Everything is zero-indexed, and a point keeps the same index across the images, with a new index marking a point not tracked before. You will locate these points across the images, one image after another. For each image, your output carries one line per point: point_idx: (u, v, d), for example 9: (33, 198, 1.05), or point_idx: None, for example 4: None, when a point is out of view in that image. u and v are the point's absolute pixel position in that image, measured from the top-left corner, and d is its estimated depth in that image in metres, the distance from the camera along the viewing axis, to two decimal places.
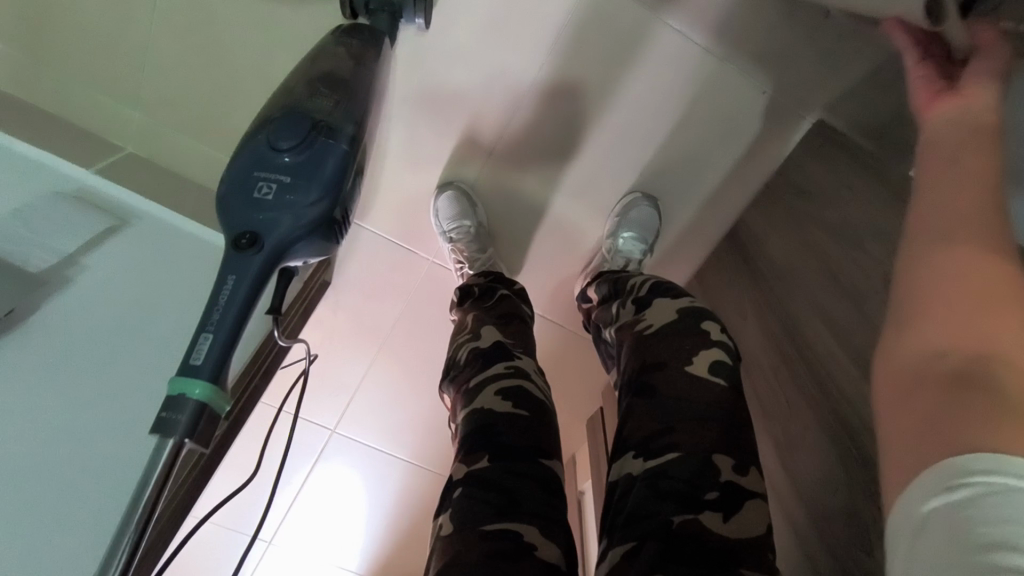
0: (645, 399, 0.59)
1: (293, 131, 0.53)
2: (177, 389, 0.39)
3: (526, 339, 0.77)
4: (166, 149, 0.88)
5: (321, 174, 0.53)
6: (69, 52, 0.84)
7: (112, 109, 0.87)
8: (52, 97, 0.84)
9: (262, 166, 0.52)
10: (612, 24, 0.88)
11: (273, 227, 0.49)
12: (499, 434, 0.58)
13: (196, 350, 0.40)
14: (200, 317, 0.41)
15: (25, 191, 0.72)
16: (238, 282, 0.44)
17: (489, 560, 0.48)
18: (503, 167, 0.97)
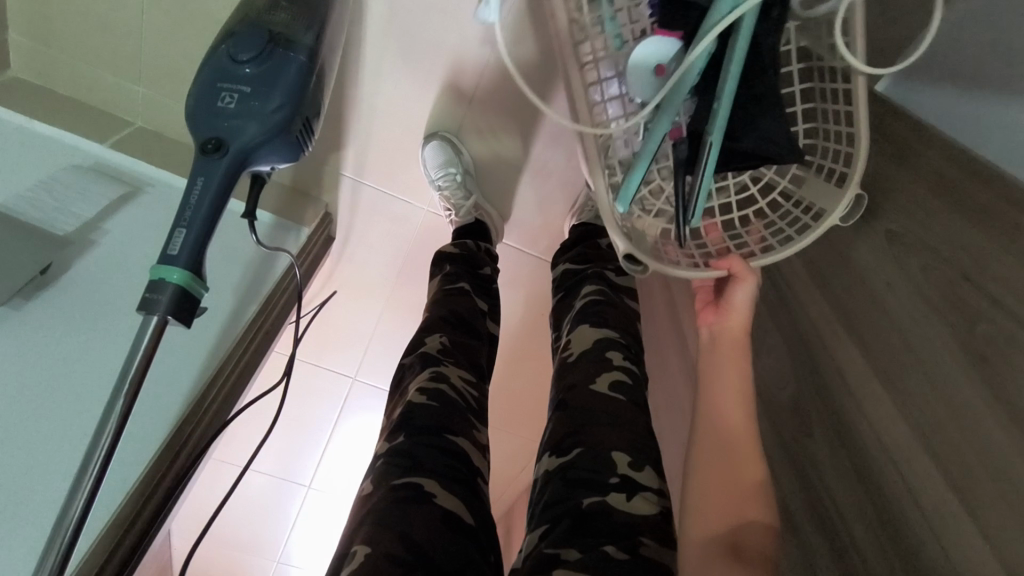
0: (562, 411, 0.69)
1: (250, 45, 0.58)
2: (156, 278, 0.47)
3: (470, 335, 0.80)
4: (168, 119, 0.95)
5: (280, 84, 0.58)
6: (64, 32, 0.89)
7: (112, 85, 0.93)
8: (66, 82, 0.92)
9: (224, 80, 0.57)
10: None
11: (239, 131, 0.55)
12: (412, 416, 0.65)
13: (172, 243, 0.48)
14: (173, 216, 0.49)
15: (52, 165, 0.80)
16: (207, 180, 0.52)
17: (393, 503, 0.56)
18: (486, 110, 1.01)
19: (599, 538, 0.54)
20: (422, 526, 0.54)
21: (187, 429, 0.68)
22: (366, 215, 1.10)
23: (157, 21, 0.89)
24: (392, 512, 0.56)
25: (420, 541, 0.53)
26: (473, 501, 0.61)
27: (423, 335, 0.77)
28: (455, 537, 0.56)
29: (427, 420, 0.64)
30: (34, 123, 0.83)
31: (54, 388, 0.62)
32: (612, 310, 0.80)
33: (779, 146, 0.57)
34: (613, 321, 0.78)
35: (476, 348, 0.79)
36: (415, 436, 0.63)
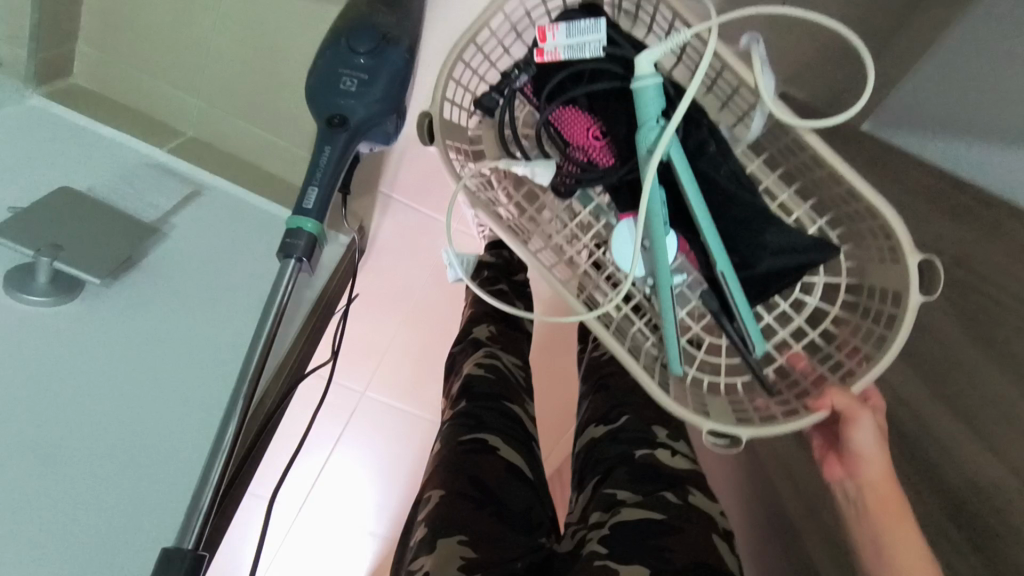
0: (603, 391, 0.72)
1: (365, 38, 0.62)
2: (294, 225, 0.52)
3: (513, 328, 0.86)
4: (220, 130, 1.01)
5: (393, 77, 0.63)
6: (132, 45, 0.96)
7: (170, 96, 0.99)
8: (128, 91, 0.98)
9: (343, 64, 0.61)
10: None
11: (358, 113, 0.60)
12: (472, 387, 0.69)
13: (306, 197, 0.53)
14: (308, 174, 0.54)
15: (121, 164, 0.85)
16: (332, 151, 0.57)
17: (463, 452, 0.60)
18: None
19: (654, 485, 0.56)
20: (492, 472, 0.58)
21: (259, 411, 0.70)
22: (397, 229, 1.17)
23: (226, 38, 0.97)
24: (463, 459, 0.59)
25: (491, 485, 0.57)
26: (531, 462, 0.65)
27: (471, 326, 0.83)
28: (520, 486, 0.60)
29: (488, 389, 0.69)
30: (98, 126, 0.89)
31: (139, 362, 0.66)
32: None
33: (801, 249, 0.67)
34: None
35: (518, 337, 0.85)
36: (477, 400, 0.67)
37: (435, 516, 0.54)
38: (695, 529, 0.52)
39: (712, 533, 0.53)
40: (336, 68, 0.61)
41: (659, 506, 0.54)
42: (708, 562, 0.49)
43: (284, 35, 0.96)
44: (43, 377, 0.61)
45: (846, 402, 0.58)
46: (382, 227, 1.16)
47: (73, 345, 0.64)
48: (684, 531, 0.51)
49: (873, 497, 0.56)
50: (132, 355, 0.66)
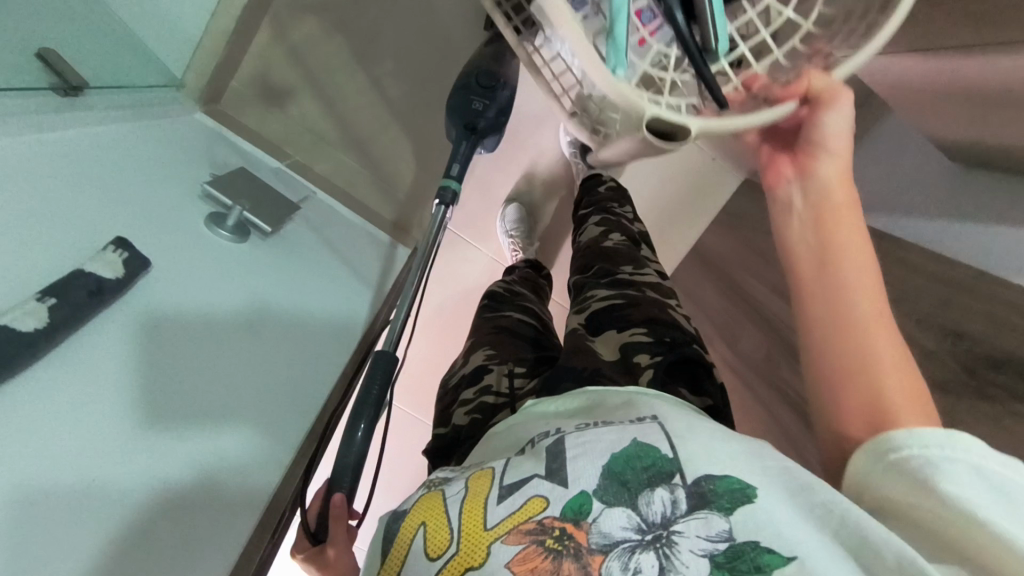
0: (580, 256, 1.03)
1: (490, 77, 1.07)
2: (443, 184, 0.93)
3: (528, 273, 1.17)
4: (318, 156, 1.29)
5: (501, 98, 1.07)
6: (266, 86, 1.26)
7: (286, 125, 1.28)
8: (253, 116, 1.25)
9: (475, 95, 1.06)
10: None
11: (483, 120, 1.04)
12: (492, 294, 1.00)
13: (453, 169, 0.96)
14: (453, 156, 0.96)
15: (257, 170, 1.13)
16: (466, 144, 1.01)
17: (486, 317, 0.91)
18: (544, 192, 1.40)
19: (620, 289, 0.88)
20: (509, 320, 0.89)
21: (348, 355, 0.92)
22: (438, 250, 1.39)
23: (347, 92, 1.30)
24: (485, 322, 0.90)
25: (511, 326, 0.87)
26: (543, 320, 0.95)
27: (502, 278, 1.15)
28: (532, 325, 0.90)
29: (501, 291, 1.00)
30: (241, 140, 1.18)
31: (274, 298, 0.89)
32: (606, 213, 1.12)
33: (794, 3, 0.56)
34: (611, 218, 1.11)
35: (533, 276, 1.17)
36: (494, 295, 0.99)
37: (471, 349, 0.85)
38: (647, 304, 0.85)
39: (658, 305, 0.85)
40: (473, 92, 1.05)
41: (621, 299, 0.86)
42: (656, 317, 0.82)
43: (391, 96, 1.29)
44: (233, 287, 0.84)
45: (824, 83, 0.59)
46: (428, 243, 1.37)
47: (251, 273, 0.88)
48: (640, 305, 0.83)
49: (818, 205, 0.65)
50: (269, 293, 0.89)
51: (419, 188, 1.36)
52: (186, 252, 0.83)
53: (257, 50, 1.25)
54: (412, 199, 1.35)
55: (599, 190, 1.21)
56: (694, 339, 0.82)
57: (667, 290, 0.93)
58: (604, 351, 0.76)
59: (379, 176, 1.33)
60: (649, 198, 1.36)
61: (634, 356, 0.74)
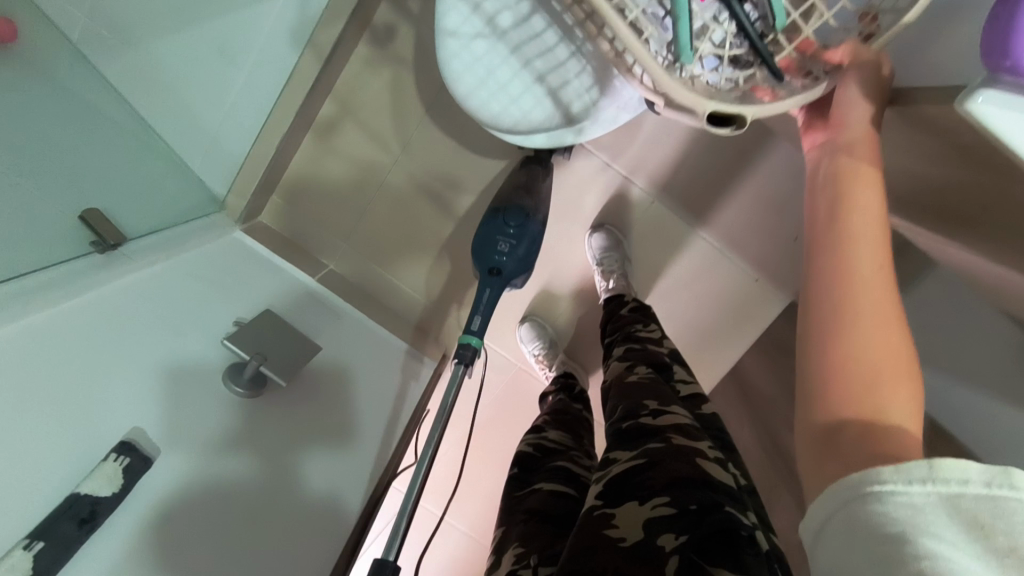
0: (612, 396, 0.88)
1: (516, 216, 0.98)
2: (464, 341, 0.85)
3: (568, 414, 1.06)
4: (355, 266, 1.32)
5: (527, 236, 0.98)
6: (306, 200, 1.31)
7: (323, 235, 1.32)
8: (293, 229, 1.32)
9: (501, 232, 0.98)
10: (673, 230, 1.29)
11: (507, 264, 0.97)
12: (527, 459, 0.90)
13: (473, 323, 0.88)
14: (474, 308, 0.90)
15: (286, 292, 1.13)
16: (490, 291, 0.94)
17: (521, 502, 0.79)
18: (581, 305, 1.35)
19: (640, 443, 0.71)
20: (538, 502, 0.76)
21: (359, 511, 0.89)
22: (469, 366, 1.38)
23: (380, 206, 1.30)
24: (518, 509, 0.78)
25: (543, 509, 0.75)
26: (579, 487, 0.81)
27: (539, 422, 1.03)
28: (566, 502, 0.77)
29: (536, 458, 0.89)
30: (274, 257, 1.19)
31: (284, 449, 0.90)
32: (629, 341, 1.01)
33: None
34: (637, 347, 0.98)
35: (573, 417, 1.05)
36: (529, 467, 0.88)
37: (503, 550, 0.74)
38: (670, 460, 0.66)
39: (684, 458, 0.65)
40: (497, 233, 0.97)
41: (641, 458, 0.67)
42: (684, 478, 0.63)
43: (424, 209, 1.30)
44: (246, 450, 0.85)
45: None
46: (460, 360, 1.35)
47: (266, 429, 0.89)
48: (661, 463, 0.65)
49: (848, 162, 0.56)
50: (281, 445, 0.90)
51: (450, 297, 1.33)
52: (204, 407, 0.84)
53: (301, 166, 1.30)
54: (441, 309, 1.33)
55: (622, 312, 1.13)
56: (735, 503, 0.61)
57: (699, 430, 0.73)
58: (626, 539, 0.58)
59: (410, 286, 1.32)
60: (683, 319, 1.31)
61: (656, 537, 0.57)
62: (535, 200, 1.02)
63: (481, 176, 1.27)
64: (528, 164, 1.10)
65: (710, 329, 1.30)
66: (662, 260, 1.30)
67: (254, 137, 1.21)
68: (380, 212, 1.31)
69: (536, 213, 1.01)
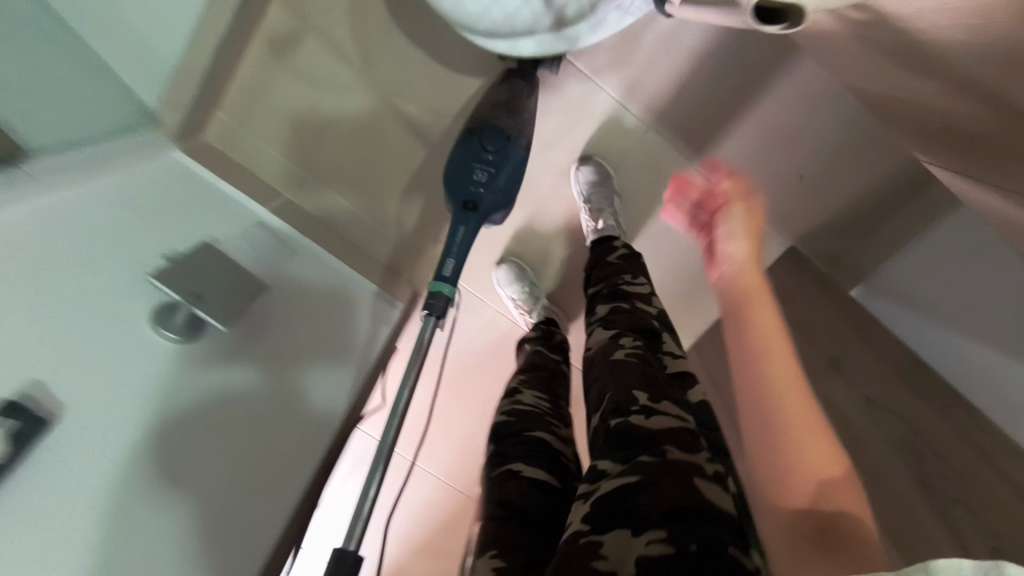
0: (591, 379, 0.77)
1: (495, 139, 0.85)
2: (434, 288, 0.73)
3: (546, 374, 0.98)
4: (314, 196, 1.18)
5: (508, 163, 0.86)
6: (254, 119, 1.15)
7: (274, 159, 1.16)
8: (236, 150, 1.13)
9: (478, 160, 0.85)
10: (669, 164, 1.17)
11: (485, 197, 0.84)
12: (500, 431, 0.79)
13: (445, 266, 0.76)
14: (446, 248, 0.77)
15: (232, 220, 0.99)
16: (466, 228, 0.81)
17: (492, 493, 0.68)
18: (565, 245, 1.23)
19: (633, 454, 0.58)
20: (515, 495, 0.66)
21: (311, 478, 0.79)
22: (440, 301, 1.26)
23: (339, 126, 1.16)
24: (493, 500, 0.68)
25: (518, 505, 0.65)
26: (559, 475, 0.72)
27: (515, 382, 0.94)
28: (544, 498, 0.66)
29: (510, 431, 0.78)
30: (220, 181, 1.03)
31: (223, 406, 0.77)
32: (616, 299, 0.91)
33: None
34: (623, 314, 0.87)
35: (552, 380, 0.96)
36: (501, 441, 0.77)
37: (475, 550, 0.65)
38: (667, 480, 0.53)
39: (684, 479, 0.53)
40: (473, 161, 0.84)
41: (633, 474, 0.55)
42: (683, 506, 0.50)
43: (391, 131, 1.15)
44: (187, 394, 0.75)
45: None
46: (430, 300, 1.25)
47: (209, 372, 0.78)
48: (657, 484, 0.53)
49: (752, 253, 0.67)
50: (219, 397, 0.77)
51: (422, 231, 1.22)
52: (122, 355, 0.72)
53: (247, 79, 1.13)
54: (413, 244, 1.22)
55: (609, 259, 1.03)
56: (739, 539, 0.50)
57: (697, 435, 0.61)
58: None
59: (377, 219, 1.20)
60: (674, 264, 1.22)
61: None
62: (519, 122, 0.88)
63: (455, 96, 1.14)
64: (505, 80, 0.96)
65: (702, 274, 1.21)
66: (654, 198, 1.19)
67: (188, 39, 1.03)
68: (341, 134, 1.16)
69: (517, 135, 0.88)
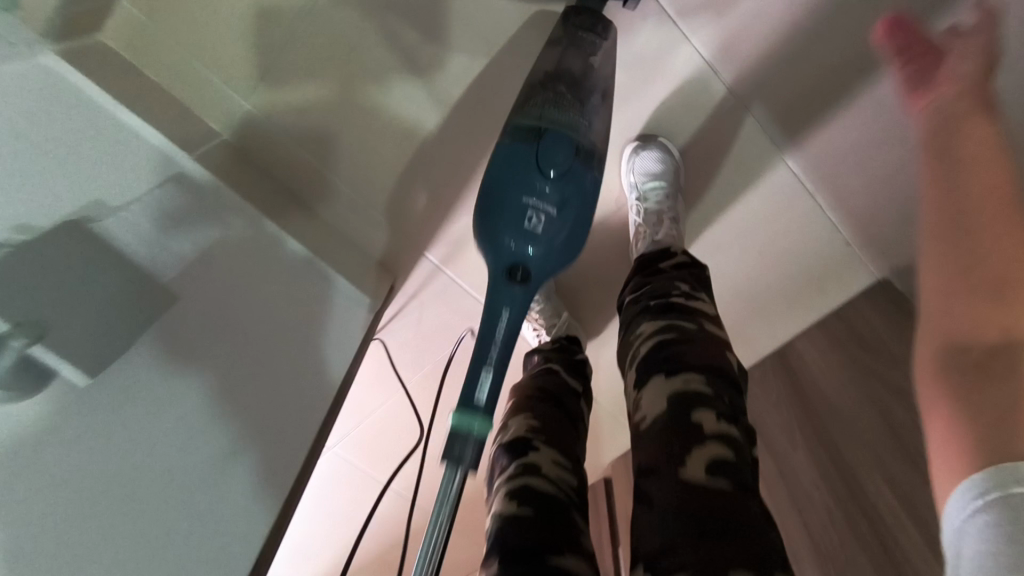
0: (646, 506, 0.53)
1: (560, 151, 0.48)
2: (461, 423, 0.41)
3: (565, 417, 0.78)
4: None
5: (582, 194, 0.49)
6: None
7: None
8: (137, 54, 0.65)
9: (527, 189, 0.47)
10: (746, 151, 0.88)
11: (544, 259, 0.46)
12: (511, 539, 0.61)
13: (480, 388, 0.42)
14: (481, 357, 0.43)
15: (124, 172, 0.57)
16: (512, 316, 0.45)
17: None
18: (599, 242, 0.94)
19: None
20: None
21: None
22: (430, 304, 0.95)
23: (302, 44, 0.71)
24: None
25: None
26: None
27: (524, 440, 0.73)
28: None
29: (523, 543, 0.61)
30: (119, 109, 0.59)
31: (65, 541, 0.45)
32: (670, 334, 0.64)
33: None
34: (691, 359, 0.60)
35: (569, 435, 0.77)
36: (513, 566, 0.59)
37: None
38: None
39: None
40: (523, 195, 0.46)
41: None
42: None
43: None
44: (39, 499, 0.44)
45: None
46: (416, 300, 0.94)
47: (100, 455, 0.49)
48: None
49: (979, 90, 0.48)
50: (55, 528, 0.44)
51: (421, 215, 0.86)
52: None
53: None
54: (407, 231, 0.86)
55: (663, 266, 0.77)
56: None
57: None
58: None
59: (360, 194, 0.82)
60: (737, 281, 0.97)
61: None
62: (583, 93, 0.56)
63: (483, 20, 0.75)
64: (564, 46, 0.57)
65: (762, 293, 0.98)
66: (721, 191, 0.91)
67: None
68: None
69: (588, 135, 0.50)
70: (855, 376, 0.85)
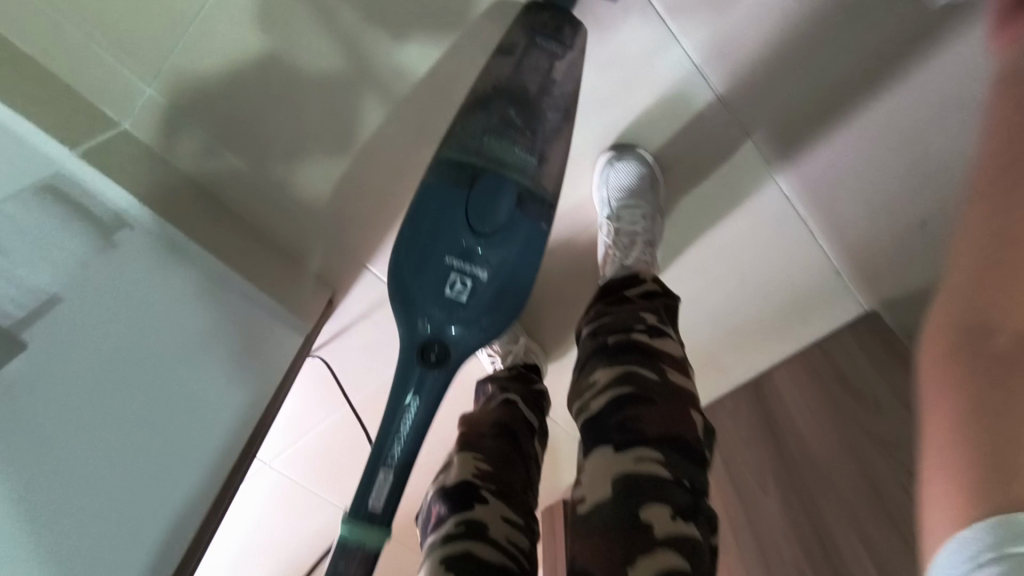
0: None
1: (495, 207, 0.42)
2: (349, 535, 0.35)
3: (517, 459, 0.69)
4: None
5: (519, 256, 0.43)
6: None
7: None
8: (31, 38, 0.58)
9: (452, 250, 0.42)
10: (735, 169, 0.78)
11: (467, 333, 0.41)
12: None
13: (376, 492, 0.36)
14: (378, 454, 0.37)
15: None
16: (422, 401, 0.39)
17: None
18: (567, 262, 0.86)
19: None
20: None
21: None
22: (379, 323, 0.86)
23: None
24: None
25: None
26: None
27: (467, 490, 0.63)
28: None
29: None
30: None
31: None
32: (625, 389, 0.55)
33: None
34: (647, 430, 0.51)
35: (519, 482, 0.68)
36: None
37: None
38: None
39: None
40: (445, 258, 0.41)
41: None
42: None
43: None
44: None
45: None
46: (361, 319, 0.85)
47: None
48: None
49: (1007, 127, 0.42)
50: None
51: (362, 227, 0.76)
52: None
53: None
54: (344, 242, 0.77)
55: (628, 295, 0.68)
56: None
57: None
58: None
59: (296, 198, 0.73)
60: (713, 307, 0.89)
61: None
62: (539, 118, 0.47)
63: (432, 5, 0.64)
64: (522, 51, 0.50)
65: (740, 324, 0.91)
66: (704, 211, 0.82)
67: None
68: None
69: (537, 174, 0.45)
70: (831, 418, 0.79)
